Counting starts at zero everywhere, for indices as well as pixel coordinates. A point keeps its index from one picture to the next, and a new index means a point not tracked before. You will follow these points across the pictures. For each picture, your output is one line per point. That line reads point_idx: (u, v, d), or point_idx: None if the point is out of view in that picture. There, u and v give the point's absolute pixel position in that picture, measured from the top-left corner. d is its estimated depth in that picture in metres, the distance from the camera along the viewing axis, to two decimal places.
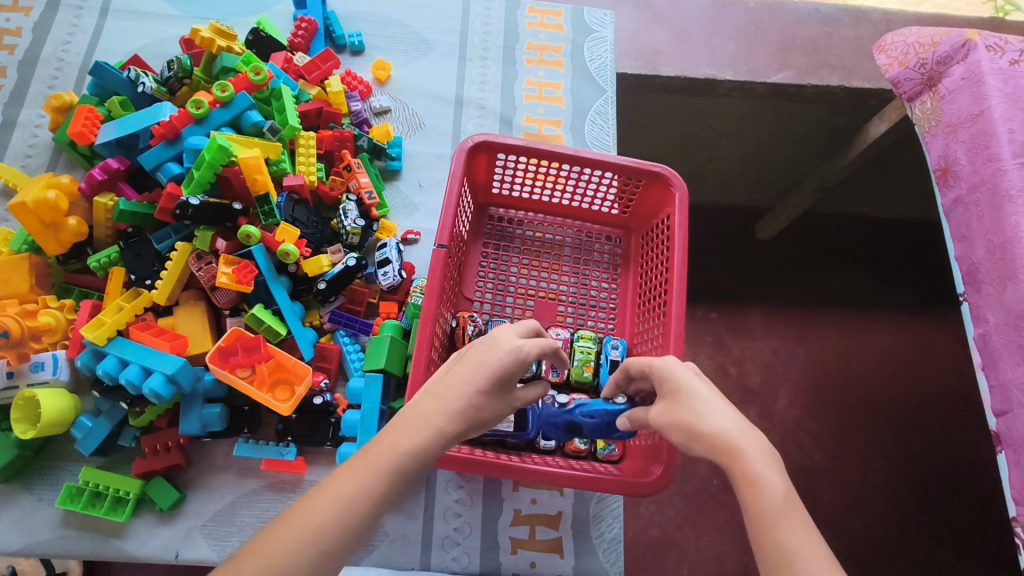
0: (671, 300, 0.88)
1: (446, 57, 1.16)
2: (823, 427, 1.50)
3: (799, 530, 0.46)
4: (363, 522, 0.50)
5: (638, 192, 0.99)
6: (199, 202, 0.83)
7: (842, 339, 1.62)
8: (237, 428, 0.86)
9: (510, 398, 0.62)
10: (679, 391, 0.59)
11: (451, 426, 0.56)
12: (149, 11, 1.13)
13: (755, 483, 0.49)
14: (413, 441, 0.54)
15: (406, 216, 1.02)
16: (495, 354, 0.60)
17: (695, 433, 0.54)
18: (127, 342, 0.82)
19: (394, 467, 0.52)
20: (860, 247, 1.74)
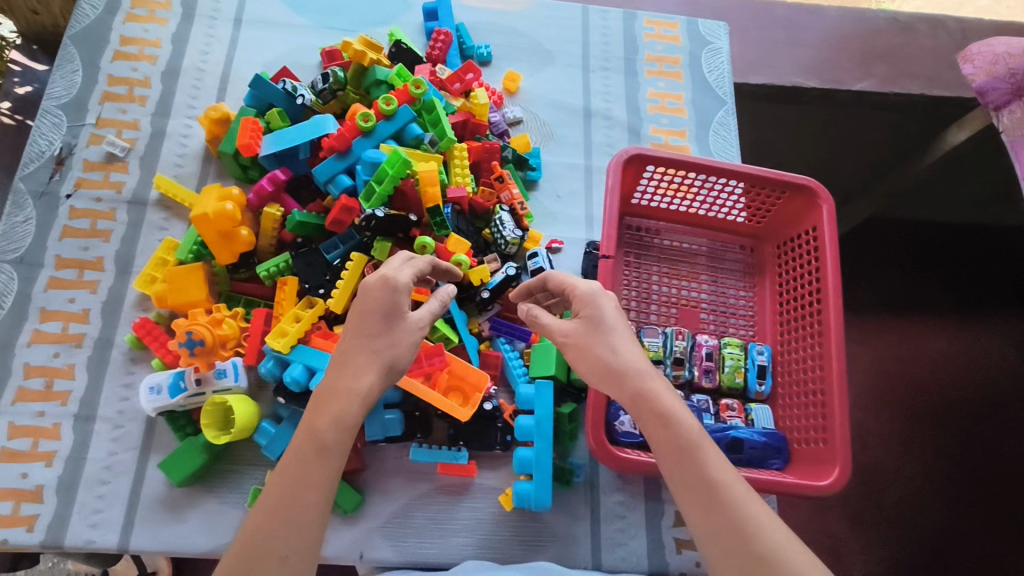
0: (827, 311, 0.92)
1: (570, 68, 1.17)
2: (902, 428, 1.52)
3: (730, 480, 0.59)
4: (317, 504, 0.57)
5: (778, 203, 1.02)
6: (383, 213, 0.87)
7: (921, 343, 1.62)
8: (412, 433, 0.90)
9: (403, 322, 0.69)
10: (606, 346, 0.68)
11: (359, 381, 0.64)
12: (278, 20, 1.13)
13: (692, 441, 0.61)
14: (336, 417, 0.61)
15: (548, 225, 1.05)
16: (372, 301, 0.67)
17: (637, 395, 0.64)
18: (312, 350, 0.86)
19: (315, 441, 0.60)
20: (948, 251, 1.70)
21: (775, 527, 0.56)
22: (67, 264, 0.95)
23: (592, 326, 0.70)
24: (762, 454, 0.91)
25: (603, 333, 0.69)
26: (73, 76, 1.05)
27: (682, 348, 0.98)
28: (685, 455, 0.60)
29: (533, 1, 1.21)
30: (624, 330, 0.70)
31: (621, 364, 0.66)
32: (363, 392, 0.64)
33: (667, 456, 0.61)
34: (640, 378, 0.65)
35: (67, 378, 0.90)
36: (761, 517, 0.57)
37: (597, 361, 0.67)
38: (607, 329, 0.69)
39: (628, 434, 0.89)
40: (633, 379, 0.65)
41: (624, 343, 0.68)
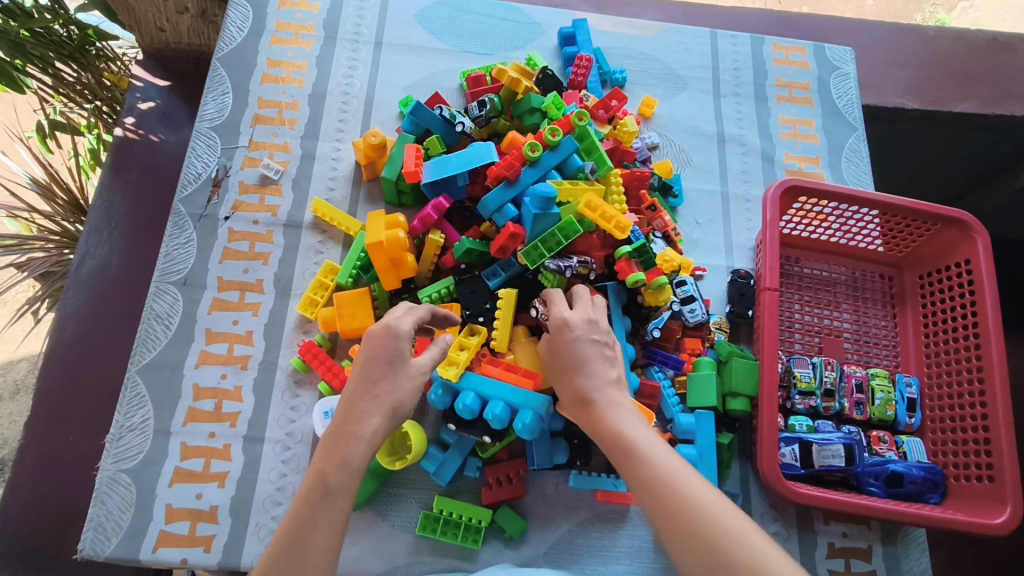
0: (986, 345, 0.92)
1: (701, 93, 1.19)
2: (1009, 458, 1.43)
3: (675, 471, 0.62)
4: (324, 545, 0.60)
5: (927, 234, 1.02)
6: (574, 266, 0.89)
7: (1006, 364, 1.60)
8: (573, 460, 0.89)
9: (407, 367, 0.72)
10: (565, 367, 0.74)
11: (363, 425, 0.67)
12: (419, 43, 1.16)
13: (636, 443, 0.65)
14: (336, 463, 0.65)
15: (690, 252, 1.06)
16: (375, 347, 0.72)
17: (592, 416, 0.70)
18: (483, 378, 0.85)
19: (320, 483, 0.63)
20: None
21: (721, 508, 0.58)
22: (229, 286, 0.97)
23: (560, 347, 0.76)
24: (921, 488, 0.90)
25: (570, 353, 0.74)
26: (223, 98, 1.08)
27: (832, 379, 0.96)
28: (631, 458, 0.64)
29: (661, 27, 1.23)
30: (591, 349, 0.74)
31: (580, 380, 0.72)
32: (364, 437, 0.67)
33: (623, 467, 0.65)
34: (592, 389, 0.71)
35: (236, 400, 0.91)
36: (703, 502, 0.59)
37: (567, 383, 0.74)
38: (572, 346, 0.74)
39: (789, 466, 0.89)
40: (588, 403, 0.71)
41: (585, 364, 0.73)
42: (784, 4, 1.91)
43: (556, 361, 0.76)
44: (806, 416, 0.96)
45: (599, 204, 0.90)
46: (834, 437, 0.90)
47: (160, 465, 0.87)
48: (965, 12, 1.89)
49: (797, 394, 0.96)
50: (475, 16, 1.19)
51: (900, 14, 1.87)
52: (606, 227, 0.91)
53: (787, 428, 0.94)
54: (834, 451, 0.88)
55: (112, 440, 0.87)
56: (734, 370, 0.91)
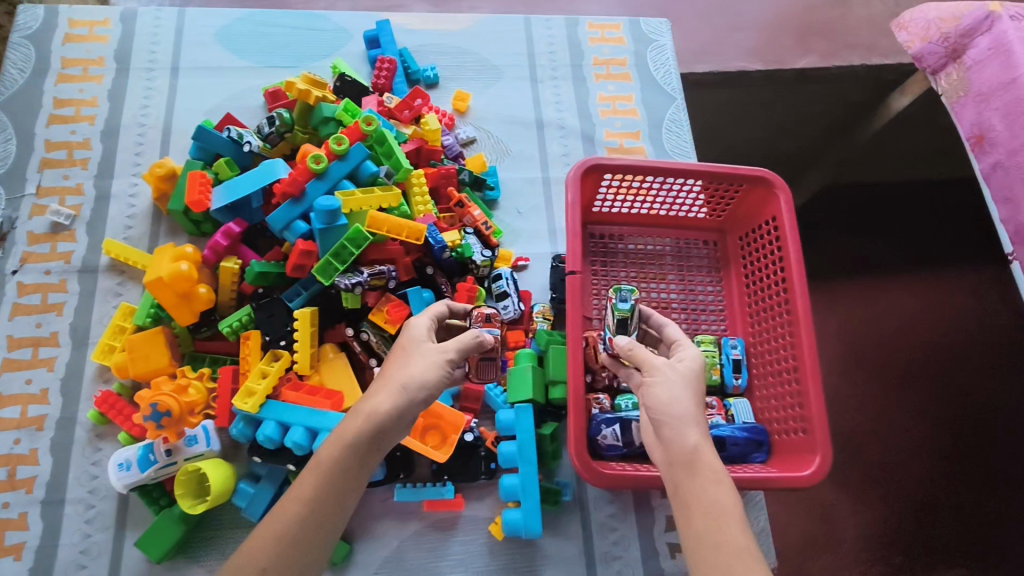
0: (794, 299, 0.93)
1: (518, 81, 1.17)
2: (911, 402, 1.40)
3: (748, 555, 0.54)
4: (291, 530, 0.58)
5: (737, 196, 1.02)
6: (364, 279, 0.85)
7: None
8: (395, 474, 0.87)
9: (420, 347, 0.68)
10: (681, 399, 0.63)
11: (367, 403, 0.63)
12: (217, 64, 1.10)
13: (720, 510, 0.57)
14: (327, 449, 0.62)
15: (513, 243, 1.05)
16: (404, 338, 0.70)
17: (679, 441, 0.61)
18: (283, 405, 0.84)
19: (315, 461, 0.61)
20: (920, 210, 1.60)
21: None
22: (20, 343, 0.91)
23: (680, 374, 0.66)
24: (745, 450, 0.90)
25: (683, 379, 0.66)
26: (6, 146, 1.02)
27: None
28: (708, 539, 0.56)
29: (473, 19, 1.21)
30: (697, 386, 0.66)
31: (677, 415, 0.62)
32: (381, 413, 0.62)
33: (691, 501, 0.58)
34: (684, 418, 0.62)
35: (31, 465, 0.85)
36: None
37: (663, 397, 0.64)
38: (689, 381, 0.65)
39: (611, 447, 0.88)
40: (681, 425, 0.62)
41: (691, 396, 0.64)
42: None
43: (663, 375, 0.66)
44: (633, 393, 0.96)
45: (382, 220, 0.87)
46: None
47: None
48: None
49: None
50: (279, 29, 1.14)
51: None
52: (399, 236, 0.89)
53: (613, 408, 0.93)
54: None
55: None
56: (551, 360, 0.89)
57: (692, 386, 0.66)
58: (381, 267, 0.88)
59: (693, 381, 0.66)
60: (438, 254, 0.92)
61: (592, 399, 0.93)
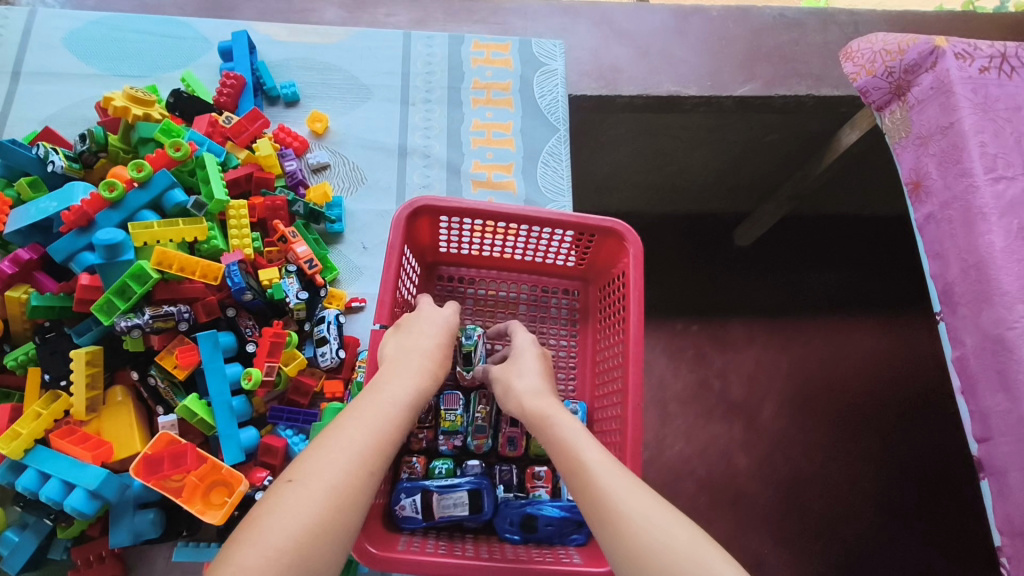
0: (628, 370, 0.84)
1: (387, 102, 1.09)
2: (814, 435, 1.53)
3: (597, 458, 0.60)
4: (370, 457, 0.55)
5: (592, 246, 0.93)
6: (143, 321, 0.78)
7: (845, 347, 1.64)
8: (175, 531, 0.81)
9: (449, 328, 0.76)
10: (518, 376, 0.74)
11: (410, 361, 0.68)
12: (62, 70, 1.05)
13: (572, 442, 0.62)
14: (396, 388, 0.63)
15: (352, 281, 0.97)
16: (428, 313, 0.76)
17: (526, 405, 0.70)
18: (46, 453, 0.77)
19: (380, 396, 0.62)
20: (848, 250, 1.76)
21: (670, 519, 0.54)
22: None
23: (519, 359, 0.77)
24: (560, 530, 0.81)
25: (519, 360, 0.77)
26: None
27: (484, 415, 0.89)
28: (578, 475, 0.59)
29: (346, 32, 1.13)
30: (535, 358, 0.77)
31: (527, 387, 0.71)
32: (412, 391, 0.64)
33: (545, 441, 0.65)
34: (523, 389, 0.72)
35: None
36: (608, 484, 0.57)
37: (511, 378, 0.74)
38: (525, 361, 0.76)
39: (410, 519, 0.80)
40: (537, 395, 0.70)
41: (531, 369, 0.75)
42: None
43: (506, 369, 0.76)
44: (451, 457, 0.88)
45: (172, 255, 0.81)
46: (461, 482, 0.82)
47: None
48: None
49: (441, 434, 0.88)
50: (134, 34, 1.09)
51: None
52: (192, 274, 0.82)
53: (425, 474, 0.85)
54: (456, 500, 0.81)
55: None
56: None
57: (532, 365, 0.76)
58: (170, 308, 0.81)
59: (539, 359, 0.77)
60: (239, 296, 0.84)
61: (402, 463, 0.85)
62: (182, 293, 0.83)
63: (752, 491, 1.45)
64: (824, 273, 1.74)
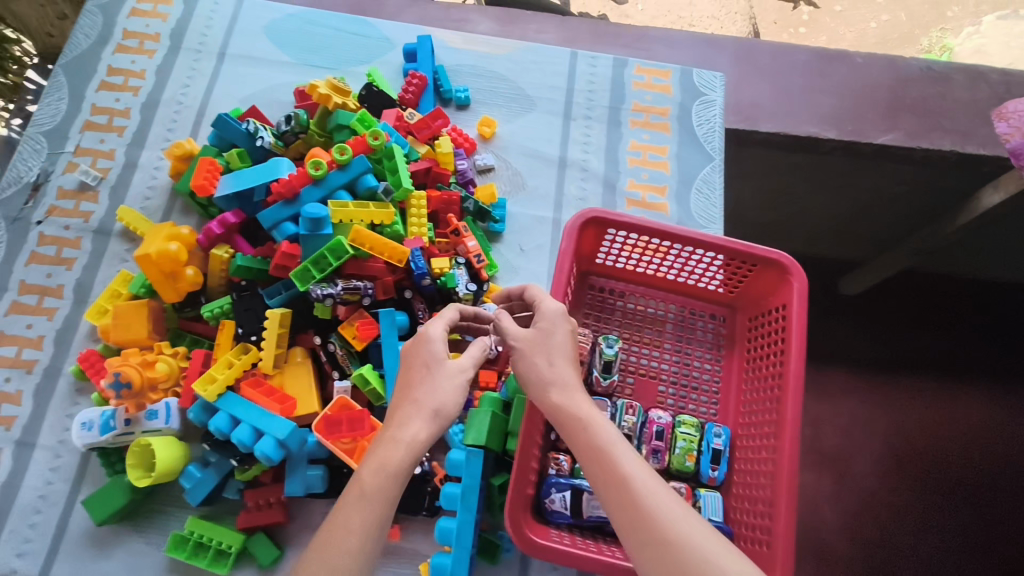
0: (785, 400, 0.85)
1: (550, 115, 1.14)
2: (908, 499, 1.48)
3: (643, 476, 0.58)
4: (364, 543, 0.58)
5: (749, 275, 0.95)
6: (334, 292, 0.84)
7: (950, 412, 1.59)
8: (337, 490, 0.87)
9: (446, 367, 0.71)
10: (550, 364, 0.69)
11: (406, 431, 0.65)
12: (262, 55, 1.15)
13: (609, 448, 0.61)
14: (388, 463, 0.63)
15: (508, 280, 1.02)
16: (430, 349, 0.72)
17: (552, 401, 0.67)
18: (238, 400, 0.84)
19: (361, 480, 0.62)
20: (962, 312, 1.71)
21: (707, 538, 0.54)
22: (30, 289, 0.98)
23: (546, 341, 0.72)
24: None
25: (548, 344, 0.71)
26: (59, 104, 1.08)
27: (630, 425, 0.92)
28: (616, 485, 0.58)
29: (516, 45, 1.19)
30: (568, 350, 0.72)
31: (557, 380, 0.68)
32: (392, 468, 0.62)
33: (577, 442, 0.64)
34: (555, 385, 0.68)
35: (14, 404, 0.93)
36: (652, 500, 0.56)
37: (539, 365, 0.70)
38: (555, 347, 0.71)
39: (558, 514, 0.84)
40: (565, 391, 0.68)
41: (560, 362, 0.70)
42: (728, 24, 1.90)
43: (533, 348, 0.71)
44: None
45: (367, 235, 0.88)
46: None
47: None
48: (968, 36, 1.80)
49: None
50: (325, 29, 1.18)
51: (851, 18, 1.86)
52: (380, 255, 0.89)
53: (571, 472, 0.88)
54: None
55: None
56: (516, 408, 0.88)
57: (558, 351, 0.71)
58: (358, 282, 0.87)
59: (569, 342, 0.73)
60: (417, 280, 0.91)
61: (551, 459, 0.88)
62: (369, 273, 0.89)
63: (837, 546, 1.42)
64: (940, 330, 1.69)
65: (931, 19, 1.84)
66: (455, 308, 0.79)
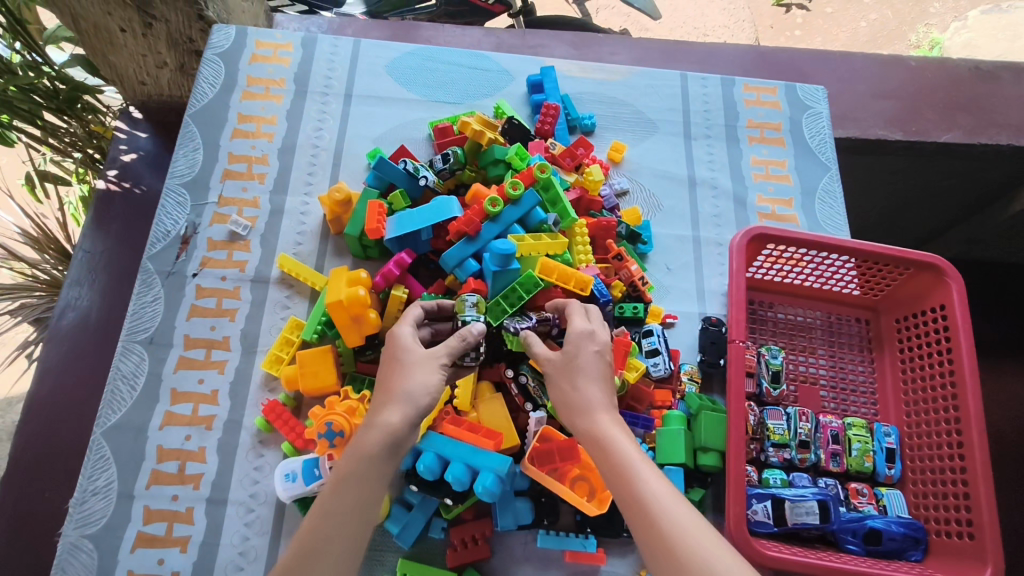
0: (964, 395, 0.89)
1: (673, 136, 1.18)
2: None
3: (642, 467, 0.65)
4: (338, 530, 0.63)
5: (900, 279, 1.00)
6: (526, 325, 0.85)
7: (999, 392, 1.72)
8: (539, 519, 0.87)
9: (414, 355, 0.75)
10: (566, 374, 0.75)
11: (380, 416, 0.70)
12: (388, 95, 1.17)
13: (606, 434, 0.69)
14: (364, 449, 0.67)
15: (661, 299, 1.05)
16: (397, 345, 0.77)
17: (563, 398, 0.74)
18: (445, 439, 0.84)
19: (337, 473, 0.67)
20: (1002, 297, 1.85)
21: (681, 509, 0.60)
22: (196, 343, 0.96)
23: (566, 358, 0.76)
24: (901, 546, 0.86)
25: (573, 366, 0.75)
26: (194, 155, 1.09)
27: (807, 431, 0.94)
28: (633, 508, 0.61)
29: (631, 71, 1.23)
30: (593, 363, 0.76)
31: (576, 396, 0.73)
32: (365, 451, 0.67)
33: (580, 430, 0.71)
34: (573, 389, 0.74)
35: (199, 462, 0.89)
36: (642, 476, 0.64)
37: (559, 377, 0.75)
38: (574, 361, 0.75)
39: (762, 524, 0.86)
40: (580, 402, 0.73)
41: (585, 381, 0.74)
42: (738, 34, 2.11)
43: (559, 369, 0.76)
44: (781, 469, 0.93)
45: (555, 266, 0.91)
46: (807, 492, 0.87)
47: (122, 530, 0.85)
48: (956, 28, 1.95)
49: (770, 447, 0.94)
50: (445, 66, 1.21)
51: (842, 19, 2.06)
52: (566, 285, 0.91)
53: (761, 483, 0.91)
54: (808, 509, 0.86)
55: (75, 504, 0.86)
56: (705, 425, 0.90)
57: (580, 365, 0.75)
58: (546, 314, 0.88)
59: (599, 360, 0.76)
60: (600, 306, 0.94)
61: None
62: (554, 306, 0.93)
63: None
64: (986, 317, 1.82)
65: (914, 15, 2.03)
66: (418, 305, 0.83)
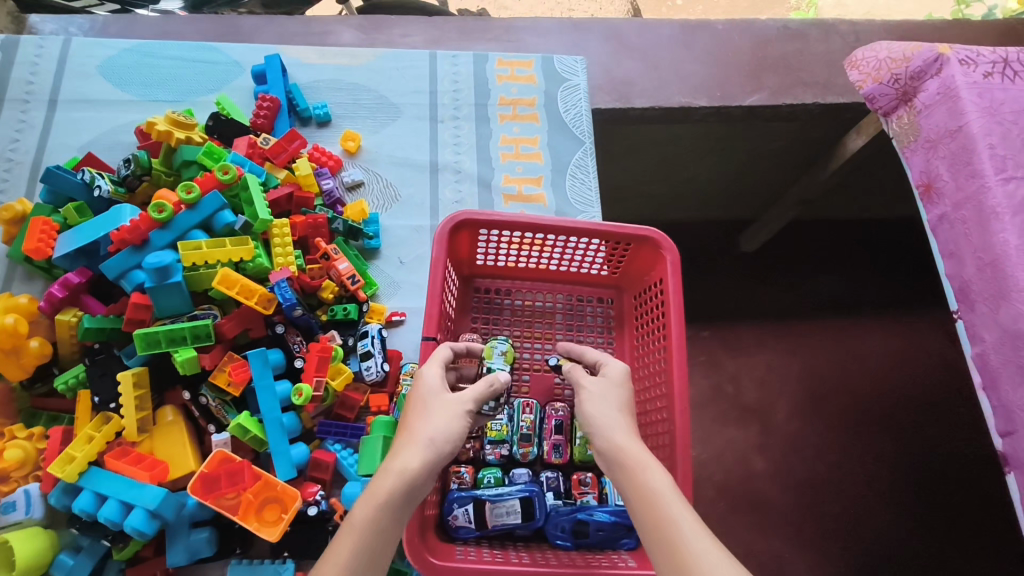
0: (672, 373, 0.85)
1: (417, 120, 1.12)
2: (828, 437, 1.53)
3: (689, 525, 0.57)
4: None
5: (628, 254, 0.96)
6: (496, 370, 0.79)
7: (854, 350, 1.65)
8: (229, 549, 0.83)
9: (440, 395, 0.68)
10: (610, 406, 0.67)
11: (397, 460, 0.62)
12: (98, 97, 1.07)
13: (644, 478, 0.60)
14: (384, 494, 0.59)
15: (391, 295, 0.99)
16: (427, 382, 0.69)
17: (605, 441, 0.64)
18: (103, 474, 0.78)
19: (351, 519, 0.59)
20: (850, 251, 1.80)
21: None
22: None
23: (609, 386, 0.70)
24: (611, 535, 0.83)
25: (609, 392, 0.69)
26: None
27: (529, 423, 0.91)
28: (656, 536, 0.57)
29: (375, 53, 1.16)
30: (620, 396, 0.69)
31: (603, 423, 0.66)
32: (383, 498, 0.59)
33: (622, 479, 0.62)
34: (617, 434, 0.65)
35: None
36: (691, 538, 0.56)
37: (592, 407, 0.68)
38: (617, 394, 0.69)
39: (463, 529, 0.82)
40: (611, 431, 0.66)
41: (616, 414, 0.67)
42: (607, 5, 1.92)
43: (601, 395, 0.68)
44: (498, 466, 0.90)
45: (231, 280, 0.82)
46: (511, 491, 0.84)
47: None
48: None
49: (488, 444, 0.90)
50: (167, 60, 1.11)
51: None
52: (247, 300, 0.83)
53: (474, 484, 0.87)
54: (508, 508, 0.83)
55: None
56: None
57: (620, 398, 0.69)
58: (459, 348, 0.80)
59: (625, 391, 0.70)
60: (289, 312, 0.86)
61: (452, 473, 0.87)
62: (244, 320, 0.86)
63: (770, 496, 1.46)
64: (840, 270, 1.77)
65: None
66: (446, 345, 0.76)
